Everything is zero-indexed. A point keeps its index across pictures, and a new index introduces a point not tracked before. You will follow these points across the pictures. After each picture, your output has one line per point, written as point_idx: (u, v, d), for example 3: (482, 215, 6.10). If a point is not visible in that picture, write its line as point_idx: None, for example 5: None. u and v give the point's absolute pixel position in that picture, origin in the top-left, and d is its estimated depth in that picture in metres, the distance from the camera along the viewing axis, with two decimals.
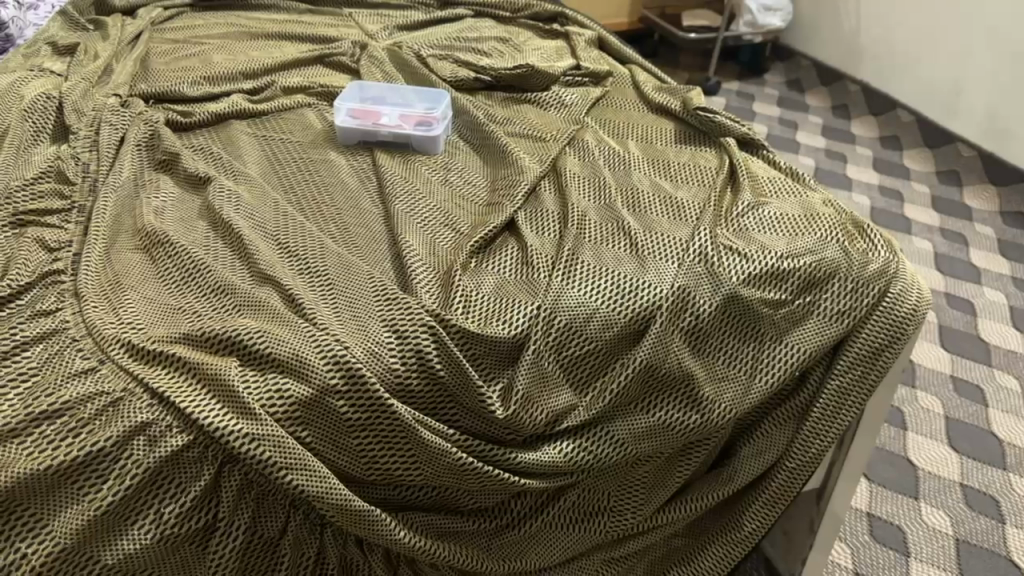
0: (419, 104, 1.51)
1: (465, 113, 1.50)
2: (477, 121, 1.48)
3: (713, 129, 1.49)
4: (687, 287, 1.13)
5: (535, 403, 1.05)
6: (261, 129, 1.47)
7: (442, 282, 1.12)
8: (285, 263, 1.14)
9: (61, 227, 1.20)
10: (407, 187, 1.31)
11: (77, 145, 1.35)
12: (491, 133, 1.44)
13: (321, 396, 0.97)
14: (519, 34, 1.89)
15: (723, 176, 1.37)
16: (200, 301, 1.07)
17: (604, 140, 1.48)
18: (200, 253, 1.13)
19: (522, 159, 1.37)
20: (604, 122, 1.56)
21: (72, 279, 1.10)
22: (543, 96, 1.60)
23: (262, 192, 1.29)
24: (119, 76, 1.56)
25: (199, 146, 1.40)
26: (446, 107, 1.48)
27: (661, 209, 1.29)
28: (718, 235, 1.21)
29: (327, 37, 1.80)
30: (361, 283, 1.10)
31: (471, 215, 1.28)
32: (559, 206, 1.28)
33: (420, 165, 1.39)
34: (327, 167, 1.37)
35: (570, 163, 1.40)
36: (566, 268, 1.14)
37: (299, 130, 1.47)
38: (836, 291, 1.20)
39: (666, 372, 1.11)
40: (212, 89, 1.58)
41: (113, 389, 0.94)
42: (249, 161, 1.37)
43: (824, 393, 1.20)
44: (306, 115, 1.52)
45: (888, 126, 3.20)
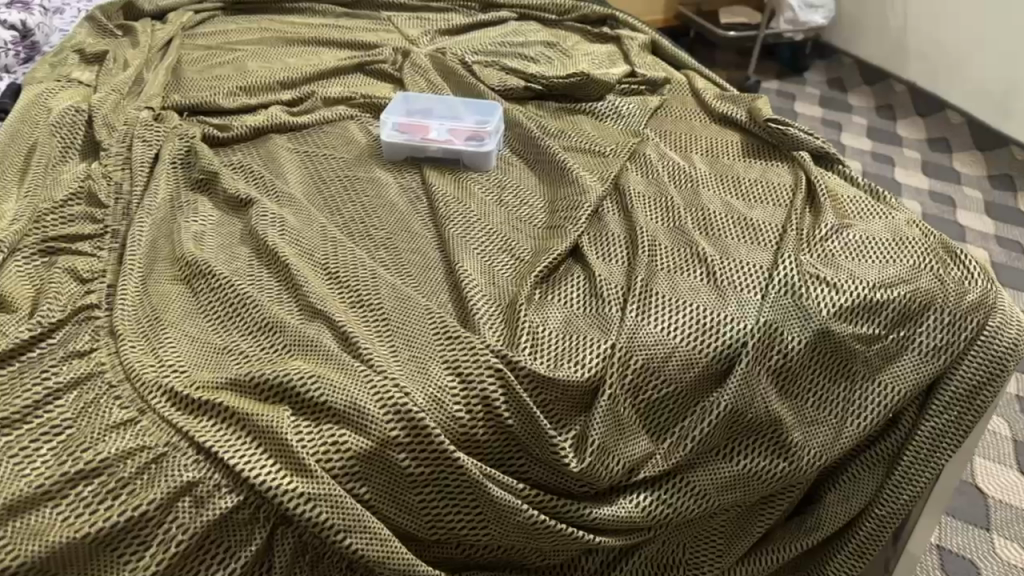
0: (467, 115, 1.41)
1: (518, 125, 1.40)
2: (532, 133, 1.38)
3: (784, 142, 1.39)
4: (773, 323, 1.04)
5: (612, 452, 0.96)
6: (302, 145, 1.39)
7: (507, 316, 1.03)
8: (336, 296, 1.05)
9: (95, 255, 1.12)
10: (461, 209, 1.22)
11: (109, 163, 1.27)
12: (548, 148, 1.35)
13: (381, 450, 0.88)
14: (567, 38, 1.79)
15: (800, 195, 1.27)
16: (246, 339, 0.98)
17: (667, 154, 1.38)
18: (244, 284, 1.05)
19: (584, 178, 1.28)
20: (665, 133, 1.46)
21: (108, 315, 1.02)
22: (599, 106, 1.50)
23: (306, 214, 1.20)
24: (151, 86, 1.48)
25: (238, 163, 1.31)
26: (497, 120, 1.38)
27: (737, 232, 1.20)
28: (803, 262, 1.12)
29: (366, 42, 1.71)
30: (419, 319, 1.01)
31: (532, 238, 1.18)
32: (628, 228, 1.19)
33: (473, 183, 1.30)
34: (374, 187, 1.29)
35: (634, 180, 1.30)
36: (640, 300, 1.05)
37: (342, 146, 1.38)
38: (934, 324, 1.09)
39: (752, 416, 1.02)
40: (250, 99, 1.49)
41: (156, 443, 0.86)
42: (292, 179, 1.28)
43: (919, 436, 1.10)
44: (349, 129, 1.43)
45: (937, 127, 3.07)
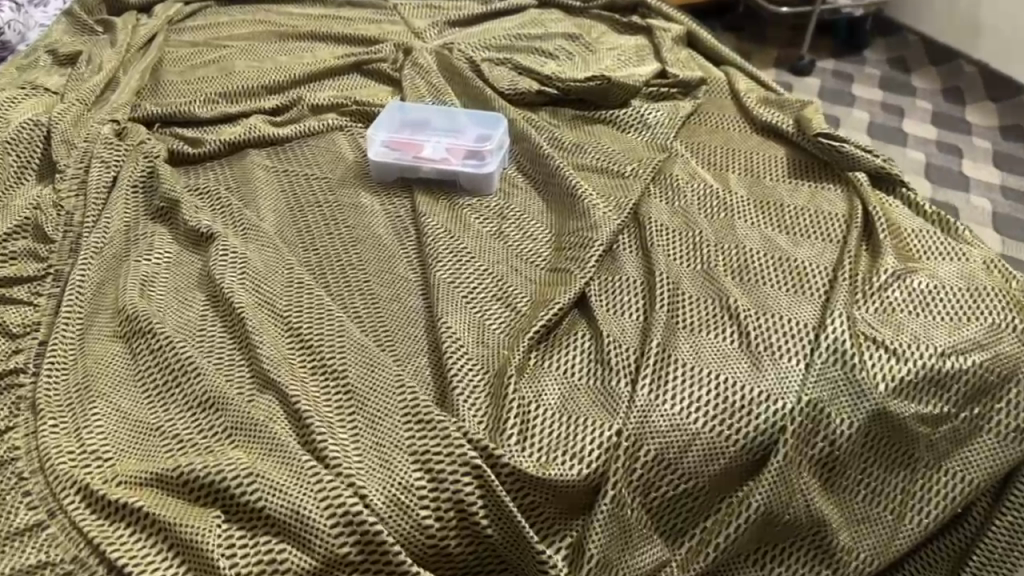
0: (467, 129, 1.23)
1: (527, 139, 1.22)
2: (541, 149, 1.20)
3: (837, 161, 1.19)
4: (816, 404, 0.86)
5: (614, 565, 0.80)
6: (282, 163, 1.23)
7: (494, 391, 0.86)
8: (297, 361, 0.90)
9: (32, 304, 0.98)
10: (453, 247, 1.05)
11: (62, 187, 1.13)
12: (560, 167, 1.17)
13: (328, 570, 0.73)
14: (593, 30, 1.60)
15: (855, 230, 1.07)
16: (183, 418, 0.84)
17: (698, 174, 1.19)
18: (189, 347, 0.90)
19: (599, 207, 1.09)
20: (698, 146, 1.27)
21: (33, 382, 0.88)
22: (622, 114, 1.31)
23: (275, 252, 1.05)
24: (121, 93, 1.33)
25: (207, 188, 1.16)
26: (501, 136, 1.20)
27: (778, 276, 1.01)
28: (857, 322, 0.94)
29: (366, 37, 1.54)
30: (388, 395, 0.85)
31: (532, 283, 1.01)
32: (646, 271, 1.01)
33: (470, 213, 1.13)
34: (357, 215, 1.12)
35: (657, 209, 1.12)
36: (656, 370, 0.87)
37: (328, 164, 1.22)
38: (1015, 400, 0.90)
39: (789, 517, 0.85)
40: (230, 108, 1.34)
41: (62, 558, 0.73)
42: (264, 207, 1.13)
43: (991, 535, 0.92)
44: (336, 144, 1.27)
45: (1011, 116, 2.80)
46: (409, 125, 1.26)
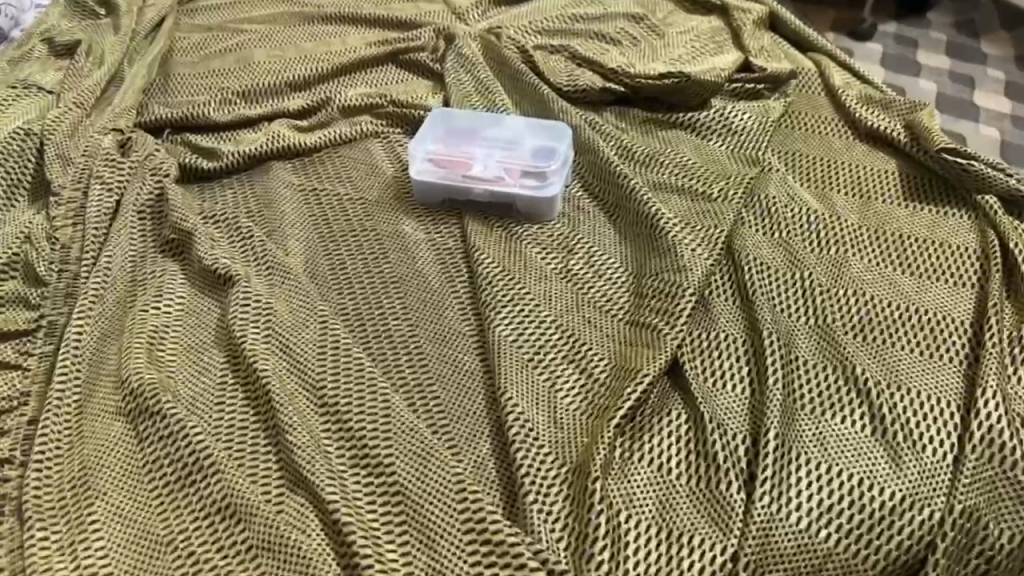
0: (524, 142, 1.06)
1: (596, 151, 1.05)
2: (612, 165, 1.02)
3: (963, 180, 1.01)
4: (971, 514, 0.70)
5: None
6: (310, 179, 1.06)
7: (577, 495, 0.70)
8: (334, 448, 0.75)
9: (22, 366, 0.84)
10: (514, 292, 0.89)
11: (56, 215, 0.97)
12: (637, 188, 0.99)
13: None
14: (658, 8, 1.39)
15: (996, 272, 0.90)
16: (199, 528, 0.70)
17: (797, 194, 1.01)
18: (203, 431, 0.75)
19: (685, 241, 0.92)
20: (793, 157, 1.09)
21: (21, 473, 0.74)
22: (702, 118, 1.13)
23: (305, 298, 0.89)
24: (125, 92, 1.16)
25: (224, 212, 1.00)
26: (564, 152, 1.02)
27: (909, 335, 0.84)
28: (1014, 400, 0.77)
29: (401, 20, 1.36)
30: (445, 500, 0.70)
31: (611, 339, 0.85)
32: (746, 330, 0.84)
33: (531, 247, 0.96)
34: (398, 248, 0.96)
35: (754, 241, 0.95)
36: (775, 472, 0.71)
37: (363, 182, 1.06)
38: None
39: None
40: (250, 111, 1.17)
41: None
42: (290, 238, 0.97)
43: None
44: (372, 155, 1.10)
45: None
46: (454, 133, 1.08)
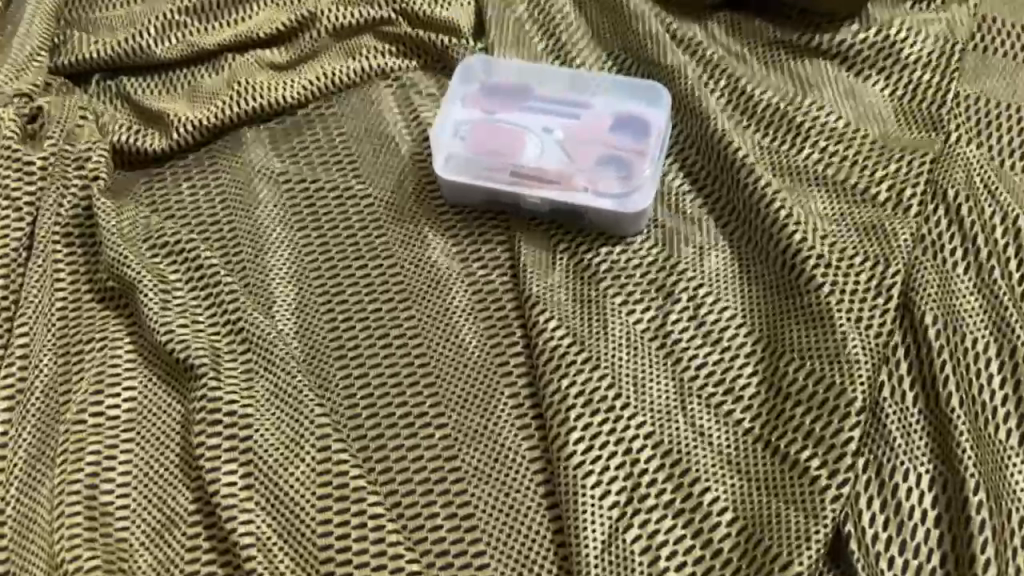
0: (603, 109, 0.73)
1: (708, 123, 0.73)
2: (730, 150, 0.71)
3: None
4: None
5: None
6: (297, 163, 0.77)
7: None
8: None
9: None
10: (592, 387, 0.62)
11: None
12: (777, 189, 0.68)
13: None
14: None
15: None
16: None
17: (998, 184, 0.69)
18: None
19: (841, 298, 0.63)
20: (992, 102, 0.74)
21: None
22: (855, 43, 0.77)
23: (300, 397, 0.64)
24: (31, 23, 0.82)
25: (178, 234, 0.72)
26: (663, 136, 0.70)
27: None
28: None
29: None
30: None
31: (733, 469, 0.59)
32: (933, 463, 0.58)
33: (611, 287, 0.68)
34: (427, 294, 0.69)
35: (941, 281, 0.65)
36: None
37: (371, 168, 0.76)
38: None
39: None
40: (207, 38, 0.83)
41: None
42: (275, 282, 0.70)
43: None
44: (381, 118, 0.79)
45: None
46: (509, 91, 0.75)
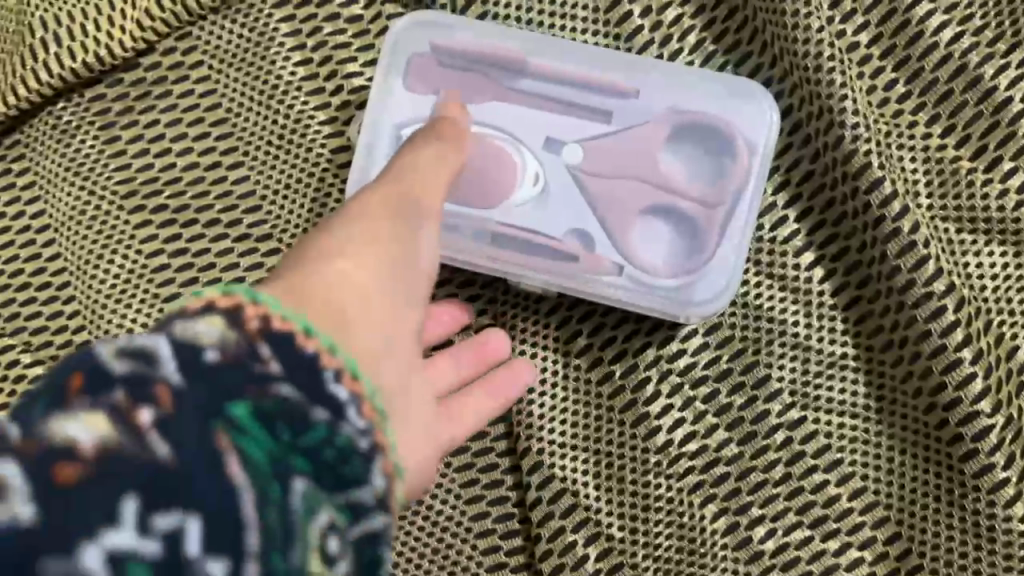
0: (645, 108, 0.43)
1: (837, 135, 0.42)
2: (876, 200, 0.41)
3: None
4: None
5: None
6: (151, 174, 0.48)
7: None
8: None
9: None
10: None
11: None
12: (957, 287, 0.41)
13: None
14: None
15: None
16: None
17: None
18: None
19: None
20: None
21: None
22: None
23: None
24: None
25: None
26: (758, 187, 0.42)
27: None
28: None
29: None
30: None
31: None
32: None
33: (657, 427, 0.44)
34: None
35: None
36: None
37: (271, 185, 0.48)
38: None
39: None
40: None
41: None
42: None
43: None
44: (276, 83, 0.48)
45: None
46: (491, 61, 0.43)
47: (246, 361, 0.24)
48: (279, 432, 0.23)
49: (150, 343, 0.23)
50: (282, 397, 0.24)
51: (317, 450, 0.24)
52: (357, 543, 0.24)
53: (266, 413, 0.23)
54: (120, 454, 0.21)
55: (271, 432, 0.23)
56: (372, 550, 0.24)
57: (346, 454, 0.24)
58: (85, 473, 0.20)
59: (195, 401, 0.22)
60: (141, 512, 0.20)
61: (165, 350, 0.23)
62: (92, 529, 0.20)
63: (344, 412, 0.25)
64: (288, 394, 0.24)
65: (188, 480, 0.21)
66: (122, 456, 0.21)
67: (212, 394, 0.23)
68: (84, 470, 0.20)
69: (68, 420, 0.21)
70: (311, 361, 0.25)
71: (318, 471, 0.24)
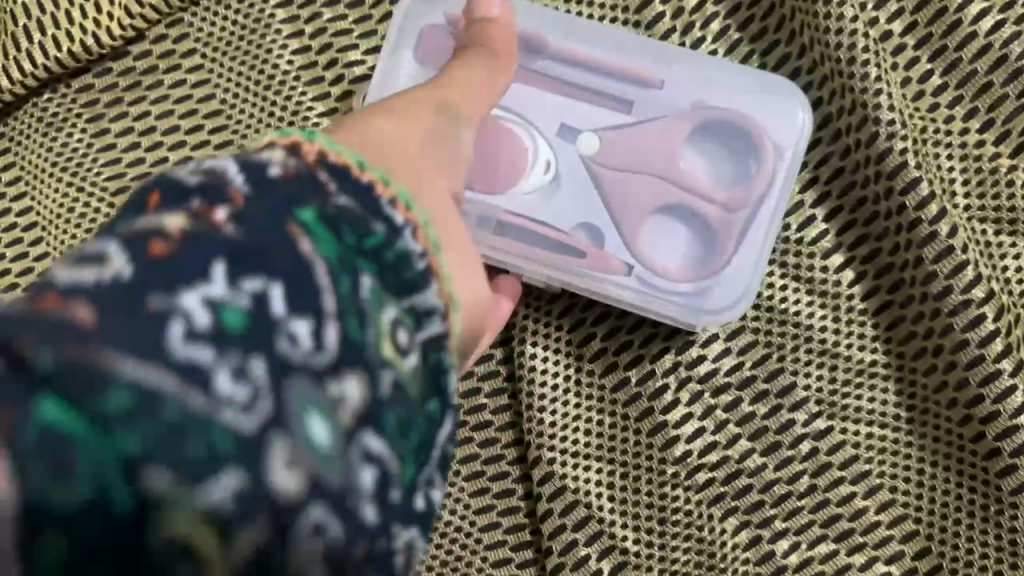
0: (662, 103, 0.41)
1: (871, 131, 0.40)
2: (911, 201, 0.40)
3: None
4: None
5: None
6: (142, 168, 0.45)
7: None
8: None
9: None
10: None
11: None
12: (997, 294, 0.39)
13: None
14: None
15: None
16: None
17: None
18: None
19: None
20: None
21: None
22: None
23: None
24: None
25: None
26: (785, 193, 0.39)
27: None
28: None
29: None
30: None
31: None
32: None
33: (677, 437, 0.41)
34: None
35: None
36: None
37: None
38: None
39: None
40: None
41: None
42: None
43: None
44: (272, 73, 0.45)
45: None
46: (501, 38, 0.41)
47: (305, 178, 0.21)
48: (344, 235, 0.20)
49: (217, 166, 0.21)
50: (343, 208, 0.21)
51: (379, 254, 0.21)
52: (423, 345, 0.22)
53: (331, 217, 0.21)
54: (203, 231, 0.18)
55: (339, 233, 0.20)
56: (436, 354, 0.22)
57: (405, 262, 0.22)
58: (177, 246, 0.18)
59: (267, 204, 0.20)
60: (232, 274, 0.18)
61: (230, 169, 0.20)
62: (185, 279, 0.18)
63: (404, 235, 0.22)
64: (346, 203, 0.21)
65: (264, 256, 0.19)
66: (204, 234, 0.18)
67: (280, 198, 0.20)
68: (174, 244, 0.18)
69: (148, 224, 0.19)
70: (369, 189, 0.22)
71: (384, 271, 0.21)
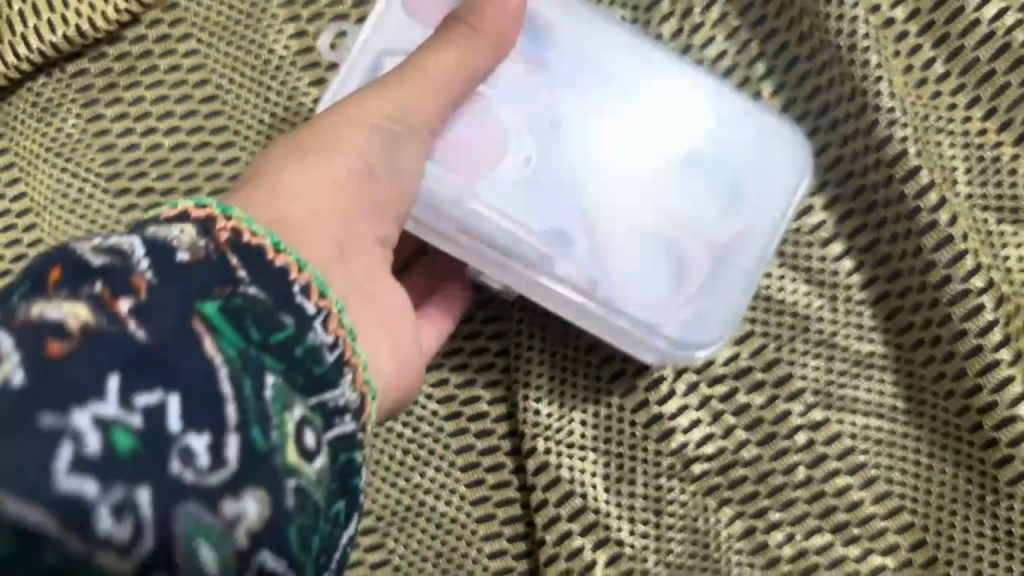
0: None
1: (871, 118, 0.40)
2: (911, 190, 0.39)
3: None
4: None
5: None
6: (136, 155, 0.45)
7: None
8: None
9: None
10: None
11: None
12: (996, 284, 0.38)
13: None
14: None
15: None
16: None
17: None
18: None
19: None
20: None
21: None
22: None
23: None
24: None
25: None
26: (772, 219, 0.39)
27: None
28: None
29: None
30: None
31: None
32: None
33: (672, 426, 0.41)
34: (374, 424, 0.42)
35: None
36: None
37: None
38: None
39: None
40: None
41: None
42: None
43: None
44: (268, 58, 0.45)
45: None
46: None
47: (215, 262, 0.22)
48: (252, 334, 0.21)
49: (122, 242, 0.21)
50: (252, 297, 0.22)
51: (285, 354, 0.22)
52: (331, 445, 0.23)
53: (234, 311, 0.21)
54: (104, 331, 0.19)
55: (245, 330, 0.21)
56: (344, 450, 0.23)
57: (314, 358, 0.23)
58: (75, 349, 0.18)
59: (177, 294, 0.20)
60: (126, 389, 0.18)
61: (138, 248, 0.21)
62: (77, 398, 0.17)
63: (311, 321, 0.23)
64: (257, 294, 0.22)
65: (164, 363, 0.19)
66: (104, 335, 0.18)
67: (187, 286, 0.20)
68: (73, 346, 0.18)
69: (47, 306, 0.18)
70: (281, 273, 0.23)
71: (291, 372, 0.22)
